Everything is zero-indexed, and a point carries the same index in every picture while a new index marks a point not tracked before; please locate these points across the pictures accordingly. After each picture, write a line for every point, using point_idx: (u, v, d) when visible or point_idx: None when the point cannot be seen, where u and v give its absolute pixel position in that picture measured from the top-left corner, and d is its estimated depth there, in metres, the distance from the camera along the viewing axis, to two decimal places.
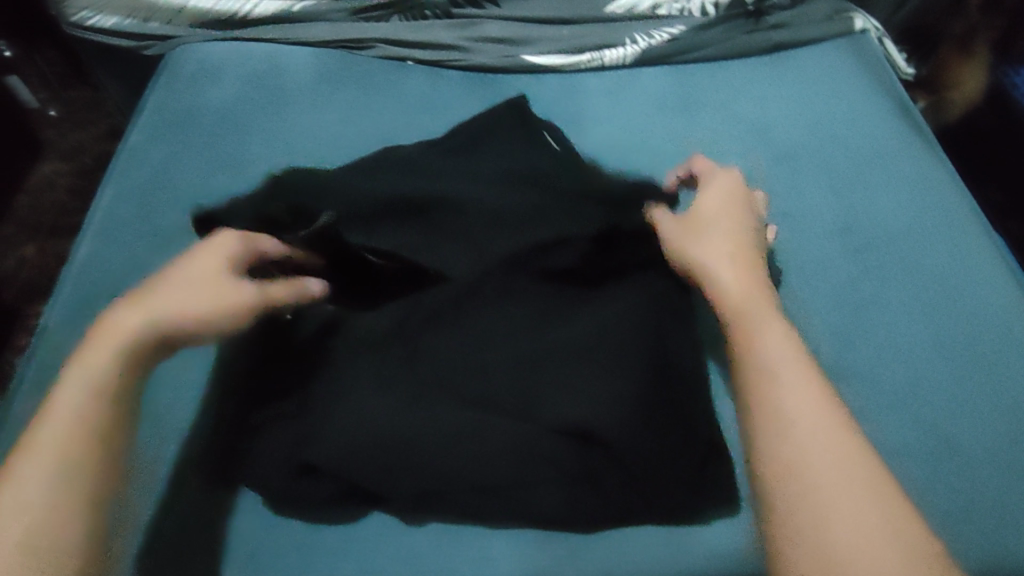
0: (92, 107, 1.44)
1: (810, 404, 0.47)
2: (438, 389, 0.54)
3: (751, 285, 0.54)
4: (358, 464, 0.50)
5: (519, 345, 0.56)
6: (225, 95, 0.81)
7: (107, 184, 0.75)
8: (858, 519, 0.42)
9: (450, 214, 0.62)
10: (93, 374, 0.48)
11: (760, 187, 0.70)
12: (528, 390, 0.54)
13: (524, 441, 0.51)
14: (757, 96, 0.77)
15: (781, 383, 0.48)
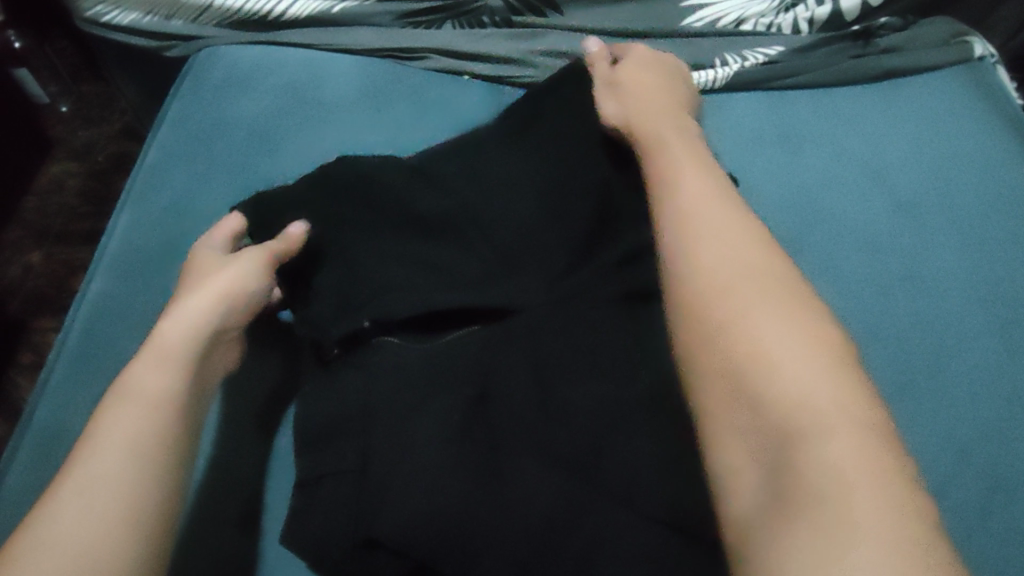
0: (105, 101, 1.34)
1: (731, 265, 0.38)
2: (522, 445, 0.45)
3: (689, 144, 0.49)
4: (430, 541, 0.41)
5: (606, 395, 0.46)
6: (256, 108, 0.71)
7: (123, 206, 0.66)
8: (802, 389, 0.32)
9: (513, 245, 0.54)
10: (151, 391, 0.42)
11: (878, 242, 0.60)
12: (625, 457, 0.43)
13: (620, 528, 0.40)
14: (867, 132, 0.67)
15: (708, 249, 0.39)
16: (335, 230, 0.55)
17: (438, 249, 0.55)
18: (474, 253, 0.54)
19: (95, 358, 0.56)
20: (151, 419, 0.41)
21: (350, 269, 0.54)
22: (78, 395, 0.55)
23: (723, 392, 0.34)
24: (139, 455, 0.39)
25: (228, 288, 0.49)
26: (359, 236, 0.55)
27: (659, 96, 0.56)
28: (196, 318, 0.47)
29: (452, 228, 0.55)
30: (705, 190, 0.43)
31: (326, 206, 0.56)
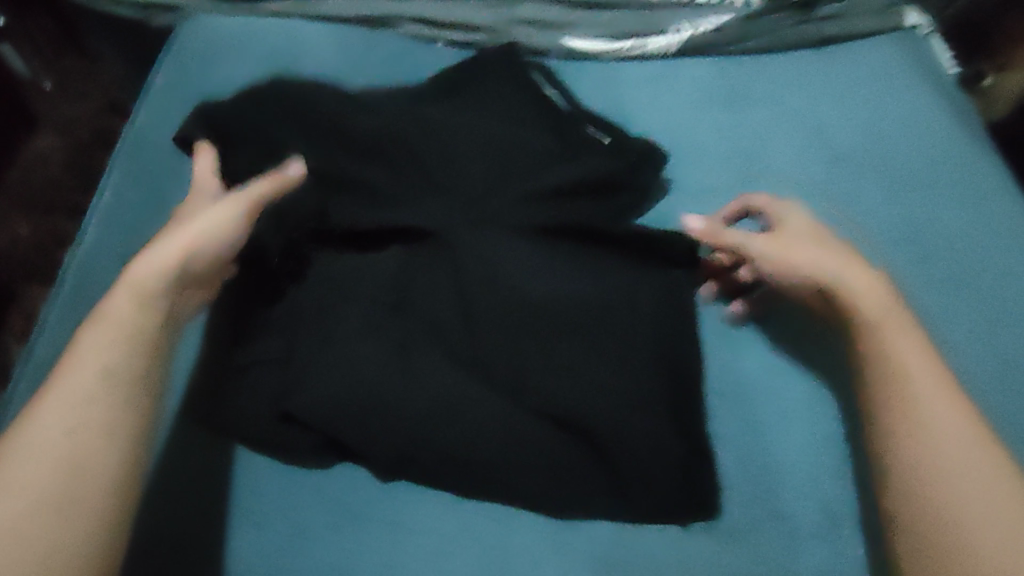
0: (88, 78, 1.36)
1: (926, 376, 0.44)
2: (429, 341, 0.53)
3: (878, 289, 0.49)
4: (337, 419, 0.49)
5: (505, 297, 0.54)
6: (239, 75, 0.75)
7: (113, 164, 0.70)
8: (983, 465, 0.41)
9: (438, 172, 0.59)
10: (119, 320, 0.45)
11: (813, 193, 0.67)
12: (518, 359, 0.52)
13: (503, 416, 0.51)
14: (810, 95, 0.73)
15: (896, 343, 0.46)
16: (276, 155, 0.60)
17: (367, 168, 0.59)
18: (399, 173, 0.60)
19: (92, 301, 0.61)
20: (107, 349, 0.44)
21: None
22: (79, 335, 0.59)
23: (922, 482, 0.41)
24: (106, 376, 0.43)
25: (206, 229, 0.50)
26: (304, 154, 0.60)
27: (811, 232, 0.54)
28: (176, 253, 0.48)
29: (382, 154, 0.60)
30: (875, 284, 0.49)
31: (265, 132, 0.61)
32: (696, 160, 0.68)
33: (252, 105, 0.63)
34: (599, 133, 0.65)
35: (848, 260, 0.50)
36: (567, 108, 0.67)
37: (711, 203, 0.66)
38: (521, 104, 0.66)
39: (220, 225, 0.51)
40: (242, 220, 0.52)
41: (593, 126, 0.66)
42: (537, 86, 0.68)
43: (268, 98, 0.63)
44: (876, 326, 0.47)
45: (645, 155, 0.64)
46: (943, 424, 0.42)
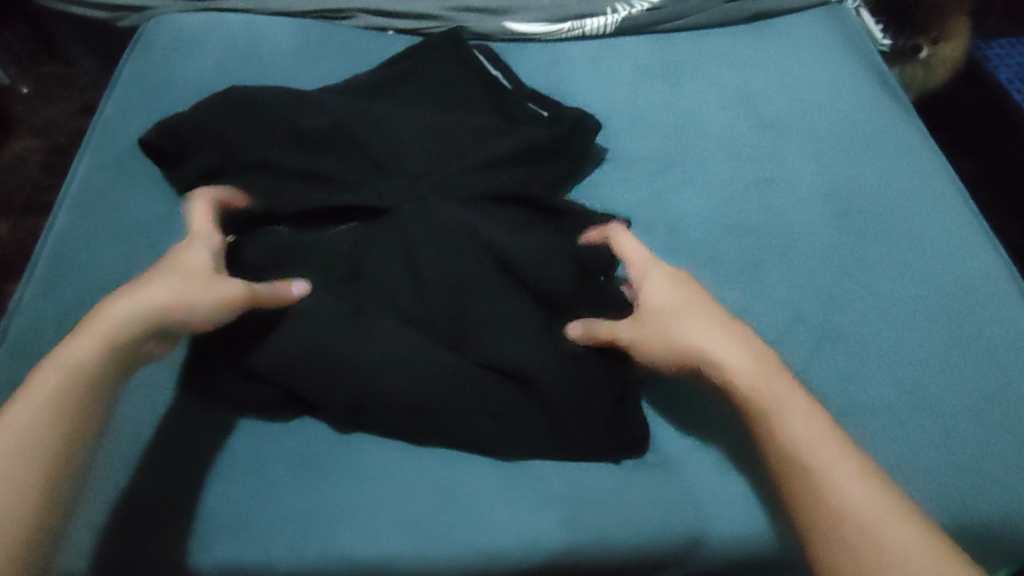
0: (65, 82, 1.39)
1: (811, 432, 0.48)
2: (380, 303, 0.58)
3: (767, 367, 0.51)
4: (295, 371, 0.53)
5: (449, 261, 0.57)
6: (203, 65, 0.79)
7: (83, 156, 0.73)
8: (879, 496, 0.46)
9: (388, 151, 0.63)
10: (75, 360, 0.47)
11: (744, 155, 0.70)
12: (460, 318, 0.57)
13: (449, 367, 0.54)
14: (741, 68, 0.77)
15: (791, 420, 0.49)
16: (231, 150, 0.64)
17: (319, 159, 0.64)
18: (350, 161, 0.64)
19: (62, 281, 0.64)
20: (63, 398, 0.46)
21: (246, 184, 0.63)
22: (48, 312, 0.62)
23: (835, 529, 0.45)
24: (65, 440, 0.45)
25: (186, 298, 0.51)
26: (261, 148, 0.64)
27: (688, 304, 0.55)
28: (145, 308, 0.50)
29: (330, 141, 0.64)
30: (756, 363, 0.51)
31: (224, 130, 0.65)
32: (633, 132, 0.71)
33: (214, 105, 0.67)
34: (536, 108, 0.70)
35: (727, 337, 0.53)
36: (508, 86, 0.71)
37: (644, 168, 0.69)
38: (466, 86, 0.71)
39: (198, 297, 0.52)
40: (222, 312, 0.53)
41: (530, 102, 0.70)
42: (480, 66, 0.72)
43: (220, 100, 0.67)
44: (771, 405, 0.50)
45: (579, 121, 0.67)
46: (846, 481, 0.46)
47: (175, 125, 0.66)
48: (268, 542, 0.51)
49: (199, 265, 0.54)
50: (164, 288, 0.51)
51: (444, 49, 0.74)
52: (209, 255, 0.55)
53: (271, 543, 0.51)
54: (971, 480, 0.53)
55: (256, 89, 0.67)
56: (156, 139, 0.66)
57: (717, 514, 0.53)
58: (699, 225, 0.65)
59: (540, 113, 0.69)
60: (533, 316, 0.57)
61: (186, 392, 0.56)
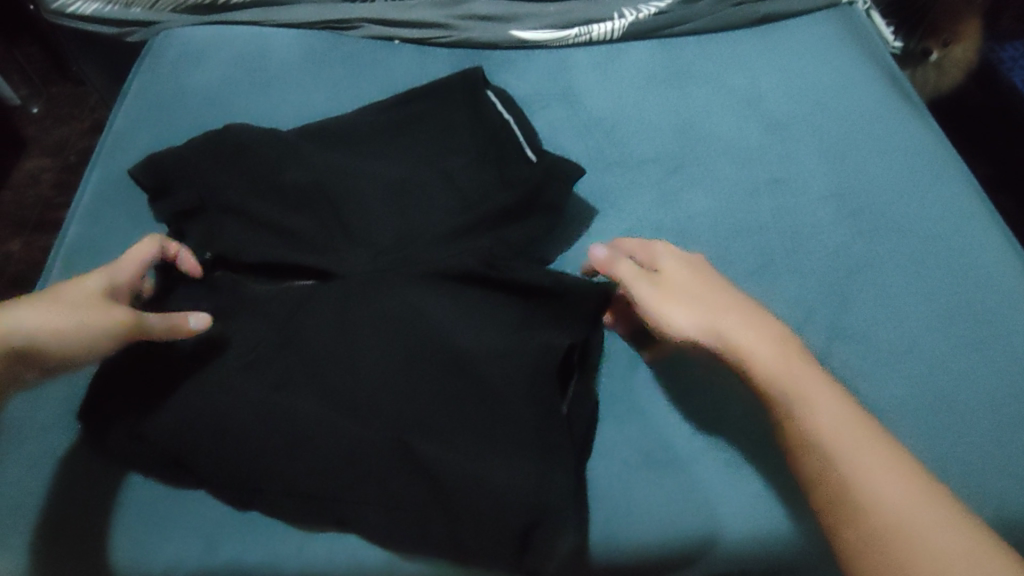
0: (76, 101, 1.40)
1: (836, 418, 0.46)
2: (348, 362, 0.52)
3: (783, 352, 0.49)
4: (255, 436, 0.49)
5: (428, 318, 0.54)
6: (211, 77, 0.80)
7: (94, 168, 0.74)
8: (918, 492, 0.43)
9: (370, 204, 0.60)
10: None
11: (752, 156, 0.69)
12: (435, 378, 0.52)
13: (427, 428, 0.50)
14: (747, 69, 0.76)
15: (814, 407, 0.46)
16: (213, 193, 0.62)
17: (296, 212, 0.60)
18: (327, 213, 0.60)
19: None
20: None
21: (216, 231, 0.60)
22: None
23: (851, 516, 0.42)
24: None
25: (65, 325, 0.48)
26: (237, 195, 0.61)
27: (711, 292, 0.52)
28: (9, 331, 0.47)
29: (307, 191, 0.60)
30: (771, 344, 0.49)
31: (205, 172, 0.62)
32: (641, 133, 0.70)
33: (201, 148, 0.63)
34: (529, 151, 0.65)
35: (742, 319, 0.51)
36: (517, 132, 0.66)
37: (653, 171, 0.68)
38: (461, 123, 0.68)
39: (74, 323, 0.49)
40: (106, 339, 0.49)
41: (525, 146, 0.65)
42: (489, 108, 0.68)
43: (206, 141, 0.63)
44: (791, 391, 0.47)
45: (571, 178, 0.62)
46: (873, 469, 0.44)
47: (160, 162, 0.63)
48: (276, 543, 0.50)
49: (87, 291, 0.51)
50: (26, 317, 0.48)
51: (455, 88, 0.70)
52: (104, 284, 0.52)
53: (280, 546, 0.50)
54: (993, 480, 0.52)
55: (241, 129, 0.64)
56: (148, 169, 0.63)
57: (734, 517, 0.51)
58: (708, 227, 0.64)
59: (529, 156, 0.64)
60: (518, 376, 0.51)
61: (105, 454, 0.51)
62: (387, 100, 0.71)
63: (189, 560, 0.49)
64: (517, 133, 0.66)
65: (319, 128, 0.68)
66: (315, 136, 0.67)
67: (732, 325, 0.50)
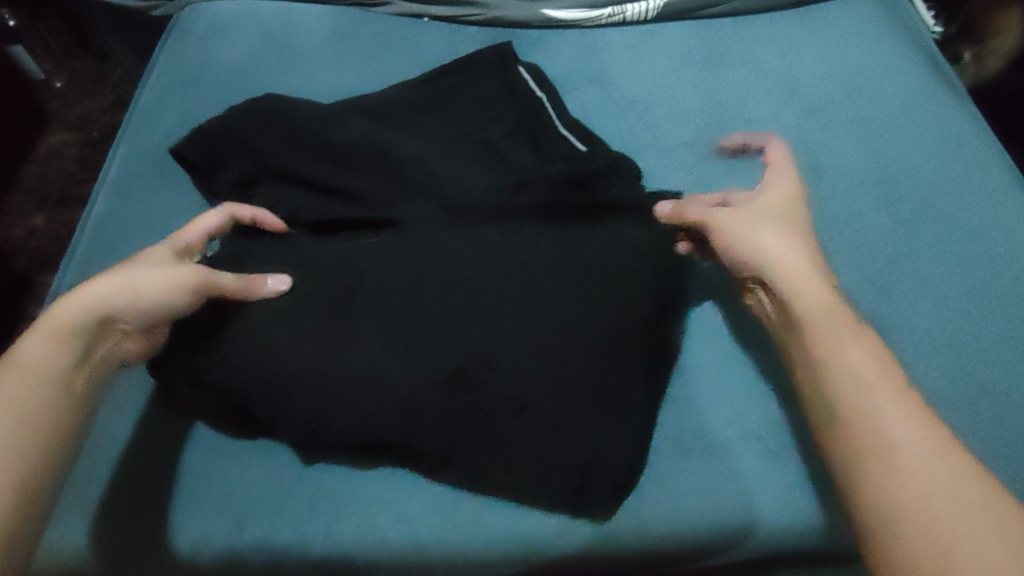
0: (98, 76, 1.40)
1: (866, 369, 0.44)
2: (412, 325, 0.52)
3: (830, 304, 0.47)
4: (320, 403, 0.50)
5: (491, 281, 0.53)
6: (238, 53, 0.79)
7: (120, 142, 0.73)
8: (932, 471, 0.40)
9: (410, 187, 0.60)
10: (31, 355, 0.44)
11: (789, 141, 0.67)
12: (497, 343, 0.51)
13: (491, 395, 0.50)
14: (783, 53, 0.74)
15: (836, 342, 0.45)
16: (266, 157, 0.63)
17: (349, 175, 0.62)
18: (381, 179, 0.61)
19: (101, 267, 0.64)
20: (28, 387, 0.42)
21: (276, 197, 0.62)
22: None
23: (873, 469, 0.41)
24: (28, 432, 0.41)
25: (156, 278, 0.48)
26: (291, 161, 0.62)
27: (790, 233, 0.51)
28: (108, 289, 0.47)
29: (353, 160, 0.62)
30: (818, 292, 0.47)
31: (255, 139, 0.63)
32: (674, 117, 0.69)
33: (236, 121, 0.64)
34: (575, 141, 0.64)
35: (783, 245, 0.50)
36: (552, 114, 0.66)
37: (687, 154, 0.66)
38: (500, 104, 0.67)
39: (164, 278, 0.49)
40: (195, 295, 0.50)
41: (565, 133, 0.65)
42: (522, 86, 0.68)
43: (248, 110, 0.65)
44: (821, 331, 0.46)
45: (617, 163, 0.61)
46: (898, 427, 0.41)
47: (206, 131, 0.65)
48: (304, 524, 0.51)
49: (164, 256, 0.52)
50: (105, 281, 0.47)
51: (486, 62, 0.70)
52: (170, 250, 0.53)
53: (309, 526, 0.51)
54: None
55: (284, 99, 0.65)
56: (186, 144, 0.65)
57: (760, 506, 0.51)
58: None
59: (577, 148, 0.63)
60: (579, 348, 0.51)
61: (176, 407, 0.54)
62: (422, 74, 0.72)
63: (212, 536, 0.51)
64: (549, 114, 0.66)
65: (353, 105, 0.68)
66: (357, 110, 0.67)
67: (767, 243, 0.50)
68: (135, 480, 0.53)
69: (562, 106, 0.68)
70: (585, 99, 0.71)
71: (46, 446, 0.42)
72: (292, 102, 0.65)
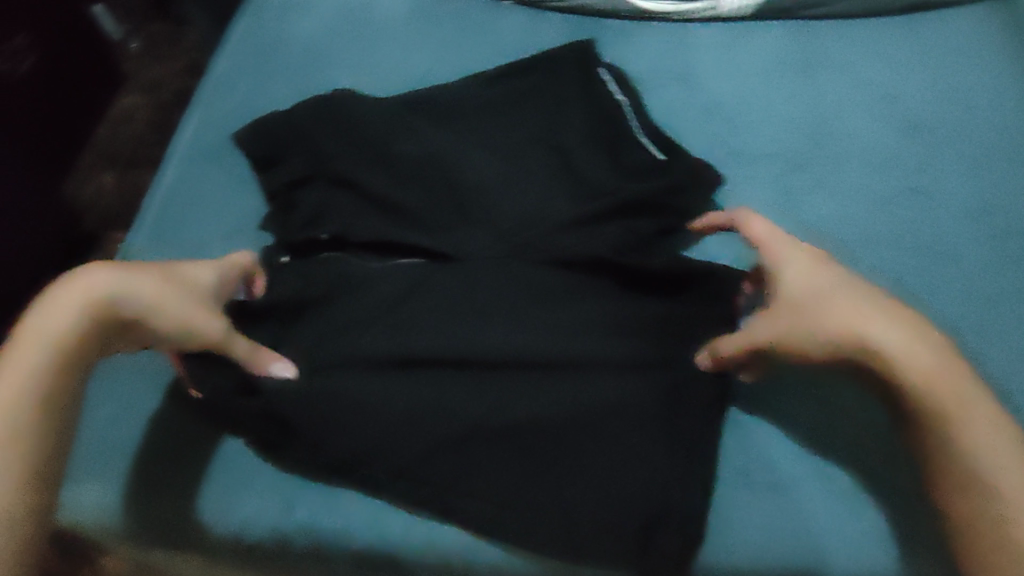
0: (172, 40, 1.42)
1: (998, 450, 0.43)
2: (481, 362, 0.52)
3: (938, 372, 0.44)
4: (377, 426, 0.50)
5: (560, 321, 0.54)
6: (315, 27, 0.78)
7: (194, 110, 0.73)
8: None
9: (485, 186, 0.60)
10: (53, 328, 0.43)
11: (886, 159, 0.63)
12: (563, 384, 0.51)
13: (555, 437, 0.50)
14: (888, 61, 0.69)
15: (971, 438, 0.43)
16: (326, 156, 0.62)
17: (404, 189, 0.60)
18: (435, 197, 0.60)
19: (167, 237, 0.64)
20: (34, 384, 0.42)
21: (327, 202, 0.61)
22: None
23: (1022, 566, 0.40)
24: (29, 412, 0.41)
25: (187, 311, 0.48)
26: (348, 165, 0.61)
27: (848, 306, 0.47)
28: (145, 290, 0.46)
29: (412, 172, 0.61)
30: (921, 358, 0.45)
31: (316, 137, 0.63)
32: (762, 125, 0.65)
33: (281, 131, 0.65)
34: (654, 150, 0.61)
35: (858, 298, 0.47)
36: (632, 120, 0.63)
37: (775, 166, 0.63)
38: (576, 109, 0.64)
39: (193, 314, 0.48)
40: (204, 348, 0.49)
41: (646, 141, 0.62)
42: (603, 87, 0.65)
43: (314, 108, 0.64)
44: (947, 417, 0.44)
45: (700, 176, 0.60)
46: None
47: (267, 127, 0.65)
48: (355, 513, 0.51)
49: (203, 291, 0.51)
50: (145, 281, 0.46)
51: (567, 59, 0.68)
52: (213, 285, 0.53)
53: (359, 513, 0.52)
54: None
55: (360, 97, 0.65)
56: (246, 140, 0.66)
57: (824, 547, 0.49)
58: (836, 234, 0.59)
59: (656, 157, 0.61)
60: (642, 398, 0.51)
61: (209, 417, 0.54)
62: (502, 64, 0.70)
63: (264, 515, 0.52)
64: (630, 118, 0.63)
65: (429, 95, 0.67)
66: (416, 106, 0.66)
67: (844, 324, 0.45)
68: (187, 457, 0.54)
69: (642, 106, 0.65)
70: (668, 100, 0.67)
71: (48, 454, 0.41)
72: (362, 98, 0.65)
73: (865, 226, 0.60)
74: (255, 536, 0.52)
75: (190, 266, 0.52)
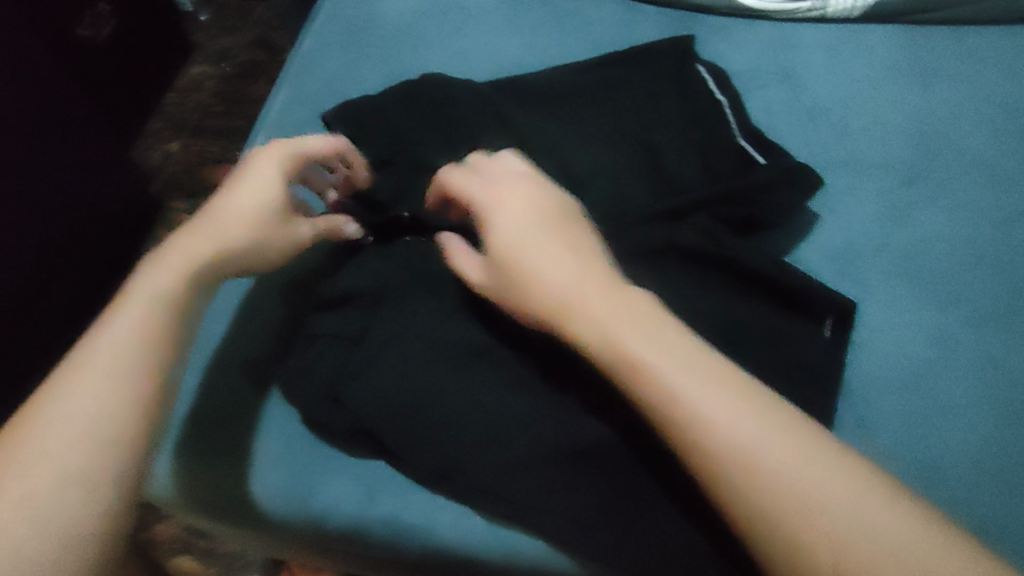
0: (242, 13, 1.41)
1: (744, 421, 0.40)
2: (571, 373, 0.52)
3: (648, 333, 0.43)
4: (466, 425, 0.49)
5: None
6: (404, 6, 0.76)
7: (281, 84, 0.73)
8: (813, 456, 0.39)
9: (581, 179, 0.58)
10: (157, 287, 0.45)
11: (1001, 178, 0.60)
12: None
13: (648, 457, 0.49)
14: (1008, 72, 0.66)
15: (699, 410, 0.40)
16: (412, 143, 0.61)
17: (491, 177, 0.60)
18: None
19: None
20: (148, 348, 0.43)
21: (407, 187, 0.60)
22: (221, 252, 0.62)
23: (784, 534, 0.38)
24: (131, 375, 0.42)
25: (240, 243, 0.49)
26: (433, 150, 0.61)
27: (549, 247, 0.47)
28: (205, 252, 0.48)
29: None
30: (631, 327, 0.44)
31: (404, 125, 0.61)
32: (871, 136, 0.63)
33: (364, 122, 0.61)
34: (753, 152, 0.59)
35: (538, 249, 0.47)
36: (731, 122, 0.61)
37: (882, 179, 0.61)
38: (669, 106, 0.62)
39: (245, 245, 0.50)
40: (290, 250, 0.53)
41: (748, 148, 0.60)
42: (701, 87, 0.63)
43: (407, 93, 0.63)
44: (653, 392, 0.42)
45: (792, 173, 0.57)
46: (801, 477, 0.38)
47: (362, 105, 0.62)
48: (434, 510, 0.52)
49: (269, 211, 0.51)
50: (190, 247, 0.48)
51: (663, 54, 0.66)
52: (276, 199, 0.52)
53: (442, 514, 0.52)
54: None
55: (450, 80, 0.63)
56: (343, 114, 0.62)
57: None
58: (940, 255, 0.57)
59: (756, 159, 0.59)
60: None
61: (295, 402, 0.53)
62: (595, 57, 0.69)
63: (344, 508, 0.52)
64: (729, 121, 0.61)
65: (519, 81, 0.65)
66: (503, 92, 0.64)
67: (548, 273, 0.46)
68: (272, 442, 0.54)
69: (741, 108, 0.63)
70: (767, 102, 0.65)
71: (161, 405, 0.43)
72: (453, 80, 0.63)
73: (981, 251, 0.57)
74: (337, 522, 0.52)
75: (238, 191, 0.51)
